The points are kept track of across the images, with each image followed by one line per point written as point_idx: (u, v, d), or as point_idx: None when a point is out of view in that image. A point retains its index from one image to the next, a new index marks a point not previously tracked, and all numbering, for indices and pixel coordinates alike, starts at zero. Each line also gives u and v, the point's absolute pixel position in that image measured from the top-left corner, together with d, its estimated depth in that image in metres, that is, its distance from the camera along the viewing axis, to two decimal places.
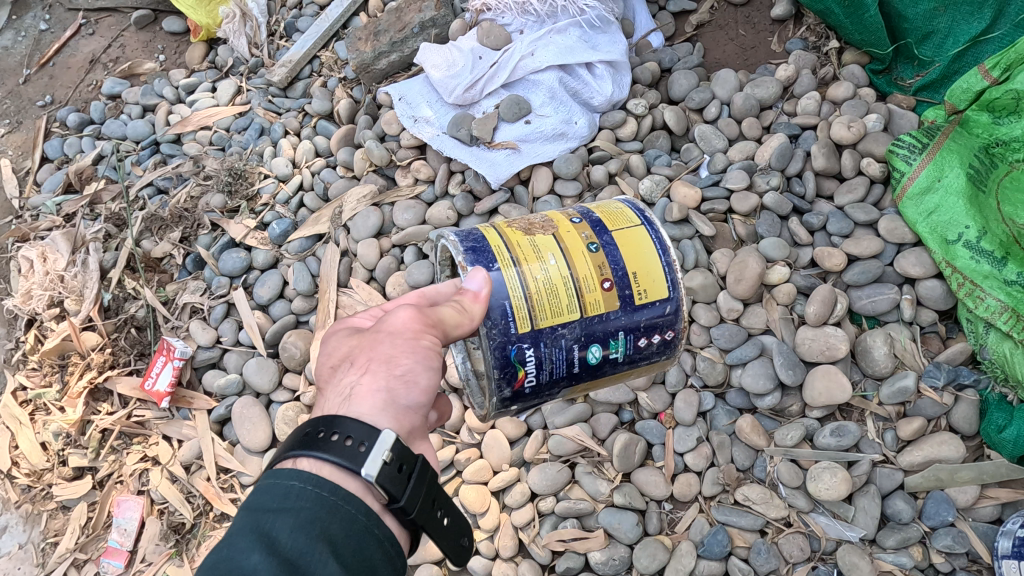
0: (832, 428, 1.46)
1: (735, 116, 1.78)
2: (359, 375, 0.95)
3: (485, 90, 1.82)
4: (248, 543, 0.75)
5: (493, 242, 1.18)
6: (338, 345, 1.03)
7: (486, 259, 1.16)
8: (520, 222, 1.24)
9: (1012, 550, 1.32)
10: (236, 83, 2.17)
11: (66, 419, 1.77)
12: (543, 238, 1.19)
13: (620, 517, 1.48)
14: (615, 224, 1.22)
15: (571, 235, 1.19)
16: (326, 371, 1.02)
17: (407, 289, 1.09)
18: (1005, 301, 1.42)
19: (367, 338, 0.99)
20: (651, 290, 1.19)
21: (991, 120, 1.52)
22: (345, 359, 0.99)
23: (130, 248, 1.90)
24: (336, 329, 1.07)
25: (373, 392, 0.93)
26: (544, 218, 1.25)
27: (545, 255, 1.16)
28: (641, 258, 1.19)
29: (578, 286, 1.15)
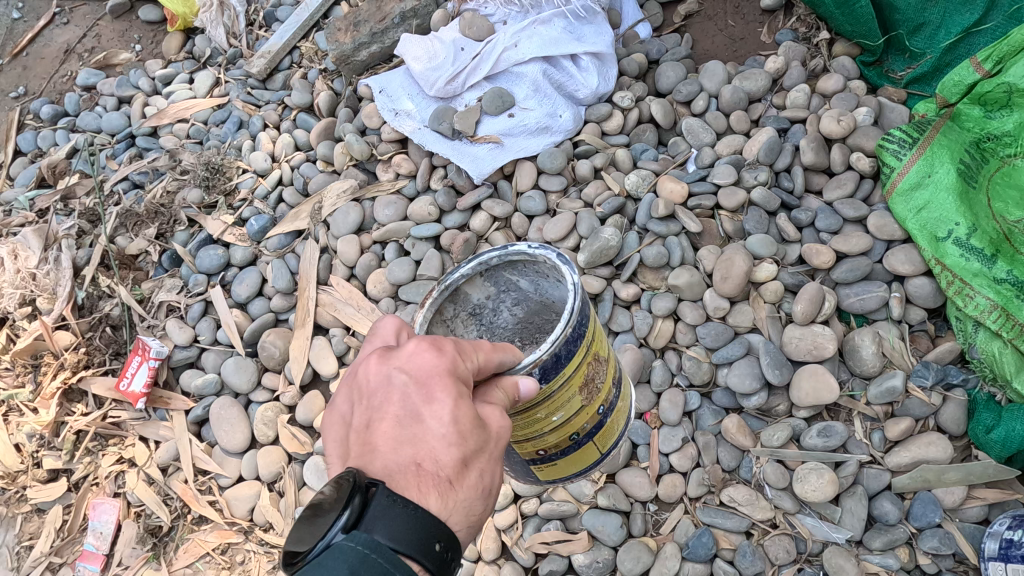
0: (818, 429, 1.44)
1: (724, 109, 1.75)
2: (482, 502, 0.81)
3: (467, 83, 1.78)
4: None
5: (569, 366, 1.01)
6: (466, 428, 0.80)
7: (552, 371, 0.98)
8: (593, 367, 1.08)
9: (998, 553, 1.29)
10: (214, 75, 2.12)
11: (39, 420, 1.73)
12: (577, 399, 1.06)
13: (604, 519, 1.45)
14: (602, 439, 1.19)
15: (581, 421, 1.11)
16: (439, 449, 0.78)
17: (485, 343, 0.89)
18: (994, 299, 1.40)
19: (487, 451, 0.82)
20: (548, 473, 1.20)
21: (983, 114, 1.48)
22: (473, 460, 0.80)
23: (104, 245, 1.86)
24: (460, 394, 0.81)
25: (472, 521, 0.81)
26: (600, 382, 1.11)
27: (561, 410, 1.05)
28: (582, 456, 1.18)
29: (540, 438, 1.08)
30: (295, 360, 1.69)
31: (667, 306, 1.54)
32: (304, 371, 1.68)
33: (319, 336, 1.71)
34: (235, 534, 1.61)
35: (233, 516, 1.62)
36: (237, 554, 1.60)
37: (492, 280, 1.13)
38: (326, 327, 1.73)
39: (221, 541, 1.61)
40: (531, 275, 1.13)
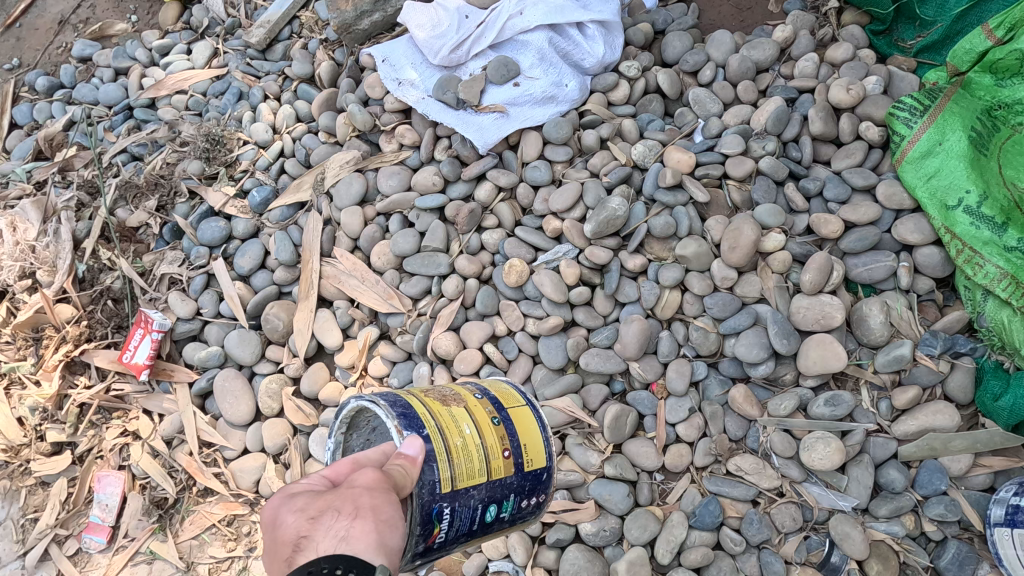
0: (826, 398, 1.44)
1: (731, 79, 1.72)
2: (349, 521, 0.81)
3: (472, 51, 1.75)
4: None
5: (418, 408, 1.12)
6: (305, 502, 0.84)
7: (415, 420, 1.09)
8: (433, 391, 1.18)
9: (1004, 519, 1.29)
10: (212, 45, 2.09)
11: (42, 393, 1.72)
12: (457, 409, 1.15)
13: (611, 488, 1.45)
14: (510, 401, 1.20)
15: (481, 408, 1.16)
16: (287, 534, 0.81)
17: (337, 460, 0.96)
18: (1005, 267, 1.39)
19: (338, 493, 0.85)
20: (535, 458, 1.18)
21: (994, 82, 1.51)
22: (322, 509, 0.82)
23: (103, 217, 1.84)
24: (290, 493, 0.87)
25: (368, 534, 0.80)
26: (451, 390, 1.21)
27: (461, 424, 1.12)
28: (528, 430, 1.18)
29: (486, 452, 1.12)
30: (300, 332, 1.69)
31: (675, 277, 1.53)
32: (308, 343, 1.68)
33: (324, 310, 1.71)
34: (241, 505, 1.62)
35: (239, 488, 1.62)
36: (243, 526, 1.60)
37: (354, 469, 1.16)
38: (331, 300, 1.73)
39: (227, 512, 1.61)
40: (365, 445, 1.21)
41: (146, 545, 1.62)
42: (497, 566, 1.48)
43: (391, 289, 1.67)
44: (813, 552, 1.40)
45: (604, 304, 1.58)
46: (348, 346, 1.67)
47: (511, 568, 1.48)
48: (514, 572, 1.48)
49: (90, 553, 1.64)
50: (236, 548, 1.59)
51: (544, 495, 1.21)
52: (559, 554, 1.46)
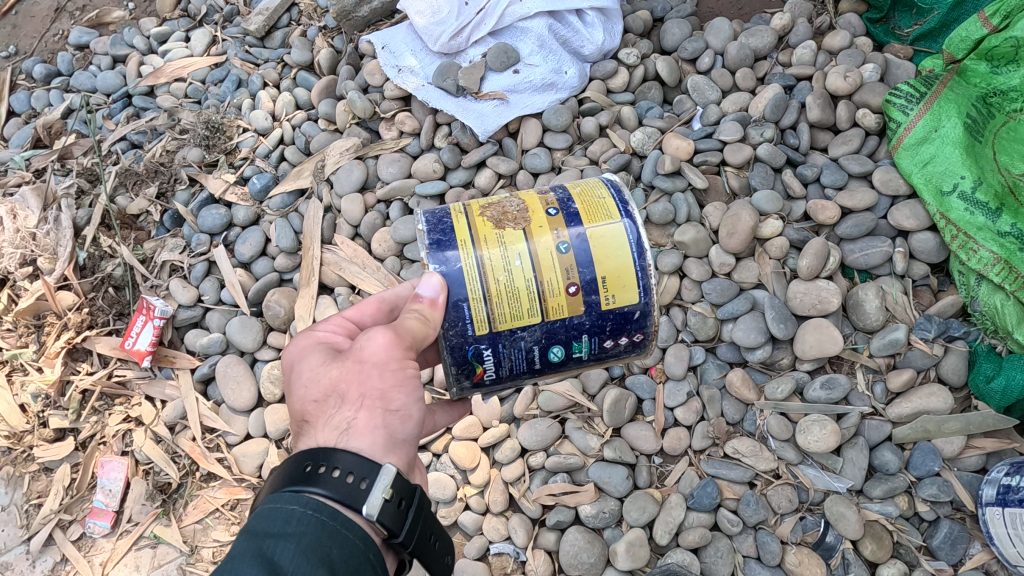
0: (822, 381, 1.46)
1: (729, 66, 1.73)
2: (355, 411, 0.90)
3: (472, 38, 1.76)
4: (249, 567, 0.72)
5: (461, 234, 1.01)
6: (315, 373, 0.95)
7: (450, 251, 1.00)
8: (492, 208, 1.05)
9: (996, 498, 1.32)
10: (210, 33, 2.09)
11: (44, 379, 1.73)
12: (512, 234, 1.01)
13: (610, 471, 1.47)
14: (592, 218, 1.03)
15: (549, 228, 1.01)
16: (302, 402, 0.94)
17: (367, 302, 1.08)
18: (998, 252, 1.42)
19: (347, 369, 0.93)
20: (618, 293, 1.02)
21: (989, 70, 1.52)
22: (329, 391, 0.92)
23: (104, 205, 1.85)
24: (305, 350, 0.99)
25: (373, 430, 0.89)
26: (519, 204, 1.05)
27: (511, 256, 0.99)
28: (608, 256, 1.01)
29: (540, 288, 1.00)
30: (301, 319, 1.69)
31: (673, 263, 1.55)
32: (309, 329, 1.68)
33: (325, 296, 1.71)
34: (243, 490, 1.63)
35: (242, 473, 1.63)
36: (246, 510, 1.61)
37: None
38: (332, 287, 1.74)
39: (230, 497, 1.62)
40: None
41: (150, 529, 1.63)
42: (498, 548, 1.50)
43: (391, 276, 1.68)
44: (808, 532, 1.42)
45: None
46: None
47: (512, 550, 1.49)
48: (515, 553, 1.49)
49: (94, 537, 1.65)
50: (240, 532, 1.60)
51: (631, 333, 1.07)
52: (559, 536, 1.47)
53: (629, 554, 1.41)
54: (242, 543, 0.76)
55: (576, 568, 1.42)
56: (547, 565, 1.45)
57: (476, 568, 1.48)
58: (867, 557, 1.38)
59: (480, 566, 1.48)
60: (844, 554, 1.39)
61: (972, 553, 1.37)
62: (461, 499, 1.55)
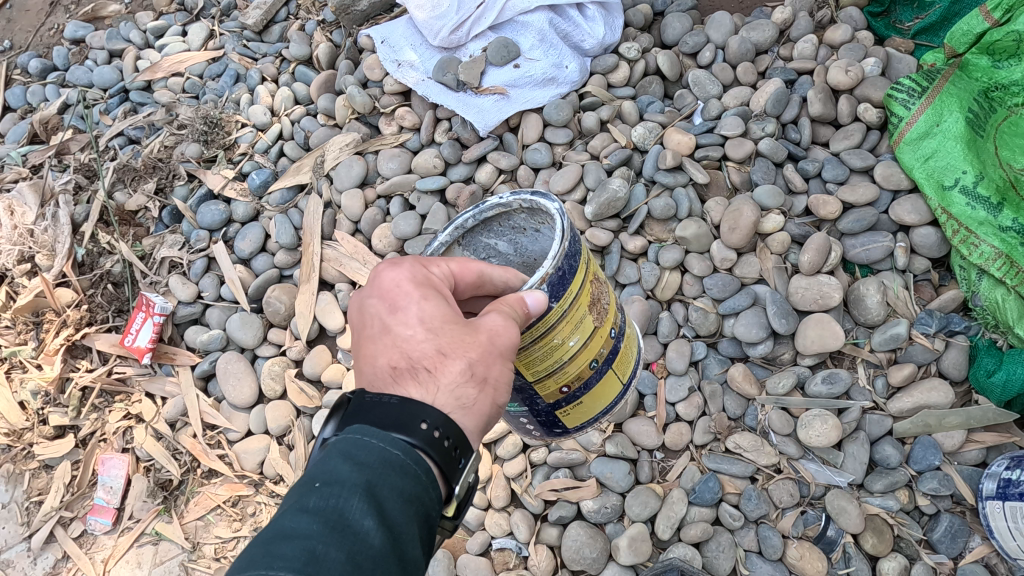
0: (823, 376, 1.46)
1: (730, 60, 1.73)
2: (476, 390, 0.83)
3: (472, 32, 1.75)
4: (361, 503, 0.69)
5: (575, 284, 1.00)
6: (439, 325, 0.84)
7: (563, 289, 0.97)
8: (597, 287, 1.07)
9: (996, 492, 1.33)
10: (207, 27, 2.07)
11: (43, 376, 1.72)
12: (590, 322, 1.04)
13: (612, 466, 1.48)
14: (619, 366, 1.16)
15: (602, 346, 1.09)
16: (415, 347, 0.83)
17: (467, 266, 0.93)
18: (999, 247, 1.42)
19: (474, 342, 0.83)
20: (571, 415, 1.15)
21: (990, 64, 1.51)
22: (456, 351, 0.83)
23: (102, 201, 1.84)
24: (427, 294, 0.86)
25: (479, 416, 0.84)
26: (607, 304, 1.10)
27: (576, 334, 1.02)
28: (598, 396, 1.14)
29: (561, 368, 1.04)
30: (302, 315, 1.69)
31: (675, 258, 1.55)
32: (310, 326, 1.68)
33: (325, 292, 1.70)
34: (245, 486, 1.63)
35: (243, 470, 1.63)
36: (248, 506, 1.61)
37: (470, 246, 1.13)
38: (332, 283, 1.73)
39: (231, 494, 1.62)
40: (510, 233, 1.13)
41: (151, 526, 1.63)
42: (501, 543, 1.50)
43: None
44: (809, 527, 1.42)
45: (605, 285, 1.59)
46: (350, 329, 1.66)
47: (514, 545, 1.49)
48: (518, 549, 1.49)
49: (96, 534, 1.65)
50: (242, 528, 1.60)
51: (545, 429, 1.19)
52: (561, 531, 1.48)
53: (631, 549, 1.41)
54: (346, 469, 0.72)
55: (577, 563, 1.43)
56: (550, 561, 1.45)
57: (479, 563, 1.48)
58: (868, 550, 1.39)
59: (483, 561, 1.48)
60: (845, 548, 1.40)
61: (971, 546, 1.38)
62: None
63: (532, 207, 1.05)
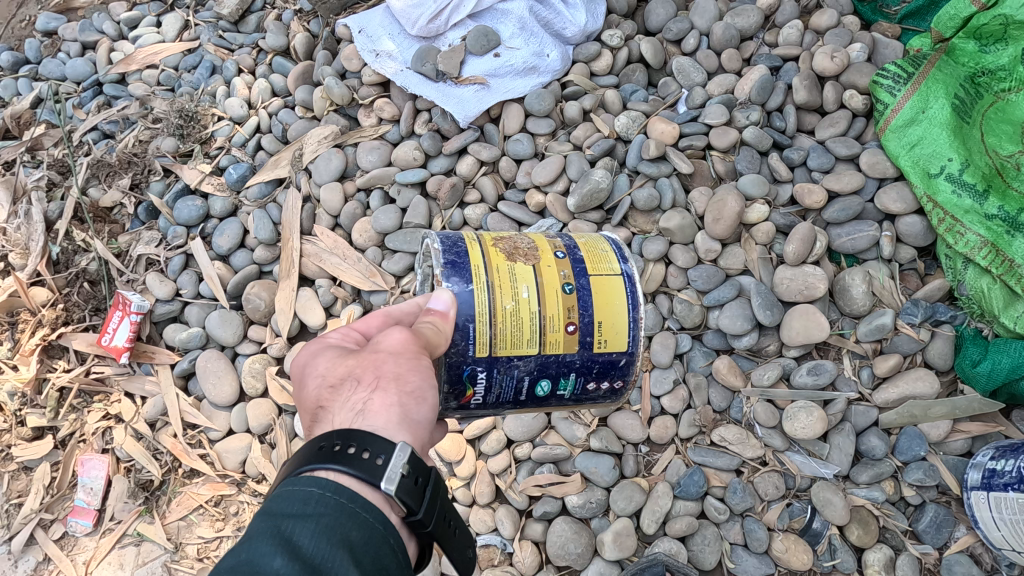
0: (809, 367, 1.45)
1: (715, 47, 1.69)
2: (370, 392, 0.84)
3: (451, 21, 1.71)
4: (268, 545, 0.67)
5: (474, 260, 1.04)
6: (329, 366, 0.90)
7: (462, 271, 1.02)
8: (506, 241, 1.08)
9: (981, 482, 1.32)
10: (183, 17, 2.02)
11: (19, 377, 1.68)
12: (523, 266, 1.04)
13: (597, 461, 1.45)
14: (596, 266, 1.07)
15: (559, 268, 1.05)
16: (315, 396, 0.89)
17: (372, 313, 1.01)
18: (985, 236, 1.41)
19: (359, 360, 0.88)
20: (613, 339, 1.05)
21: (978, 48, 1.50)
22: (343, 377, 0.88)
23: (76, 198, 1.80)
24: (315, 351, 0.93)
25: (388, 408, 0.82)
26: (530, 242, 1.09)
27: (520, 285, 1.02)
28: (608, 304, 1.05)
29: (542, 321, 1.02)
30: (282, 312, 1.66)
31: (659, 250, 1.52)
32: (291, 322, 1.65)
33: (305, 288, 1.68)
34: (227, 485, 1.61)
35: (225, 469, 1.61)
36: (231, 506, 1.59)
37: None
38: (312, 279, 1.70)
39: (214, 493, 1.60)
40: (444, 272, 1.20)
41: (133, 527, 1.61)
42: (485, 539, 1.48)
43: (373, 267, 1.64)
44: (795, 519, 1.41)
45: None
46: (332, 325, 1.65)
47: (499, 542, 1.47)
48: (502, 545, 1.47)
49: (77, 536, 1.63)
50: (225, 527, 1.58)
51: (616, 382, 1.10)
52: (546, 527, 1.46)
53: (616, 544, 1.40)
54: (258, 524, 0.71)
55: (562, 558, 1.42)
56: (535, 557, 1.44)
57: None
58: (853, 541, 1.39)
59: None
60: (830, 539, 1.40)
61: (957, 536, 1.38)
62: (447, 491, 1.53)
63: None
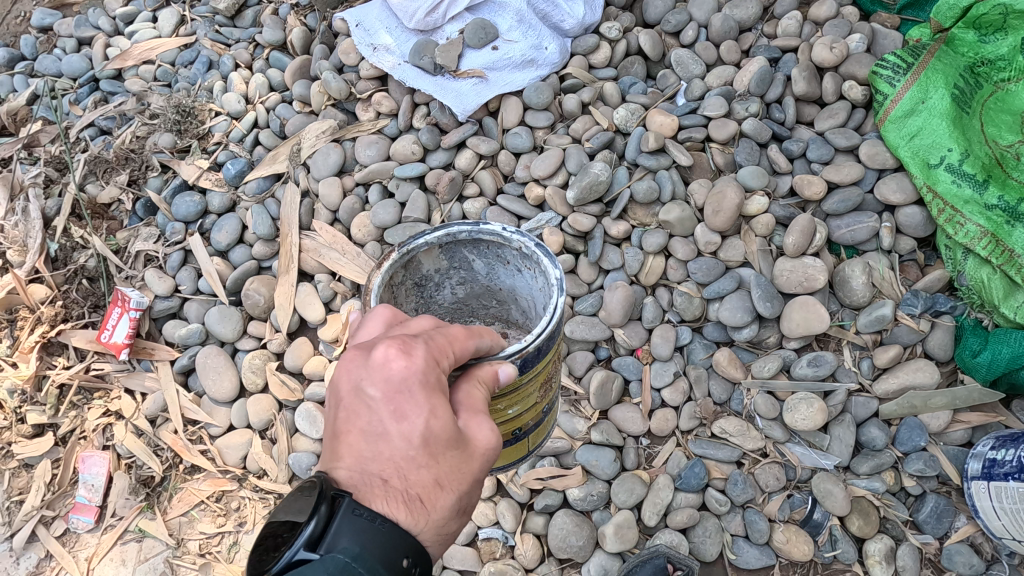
0: (809, 359, 1.45)
1: (713, 39, 1.69)
2: (454, 520, 0.83)
3: (448, 14, 1.70)
4: None
5: (540, 363, 0.99)
6: (440, 449, 0.78)
7: (532, 365, 0.96)
8: (551, 369, 1.07)
9: (981, 472, 1.32)
10: (179, 12, 2.01)
11: (19, 374, 1.68)
12: (531, 397, 1.04)
13: (597, 454, 1.46)
14: (539, 437, 1.18)
15: (530, 415, 1.09)
16: (413, 472, 0.78)
17: (471, 342, 0.85)
18: (985, 226, 1.41)
19: (467, 467, 0.81)
20: None
21: (977, 38, 1.49)
22: (449, 484, 0.80)
23: (74, 194, 1.80)
24: (437, 408, 0.78)
25: (447, 538, 0.84)
26: (551, 374, 1.10)
27: (514, 405, 1.01)
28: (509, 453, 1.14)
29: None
30: (282, 307, 1.66)
31: (658, 242, 1.52)
32: (291, 319, 1.66)
33: (304, 283, 1.68)
34: (228, 481, 1.61)
35: (227, 464, 1.61)
36: (232, 501, 1.59)
37: (448, 254, 1.10)
38: (312, 274, 1.70)
39: (215, 489, 1.60)
40: (491, 257, 1.11)
41: (134, 523, 1.60)
42: (487, 533, 1.48)
43: (372, 261, 1.64)
44: (796, 510, 1.42)
45: (588, 272, 1.56)
46: (331, 320, 1.64)
47: (501, 535, 1.47)
48: (504, 538, 1.47)
49: (78, 532, 1.62)
50: (226, 523, 1.58)
51: None
52: (548, 520, 1.47)
53: (617, 537, 1.40)
54: None
55: (564, 551, 1.42)
56: (537, 550, 1.44)
57: (465, 554, 1.45)
58: (854, 532, 1.39)
59: (469, 552, 1.46)
60: (831, 530, 1.40)
61: (957, 526, 1.38)
62: None
63: (528, 254, 1.04)
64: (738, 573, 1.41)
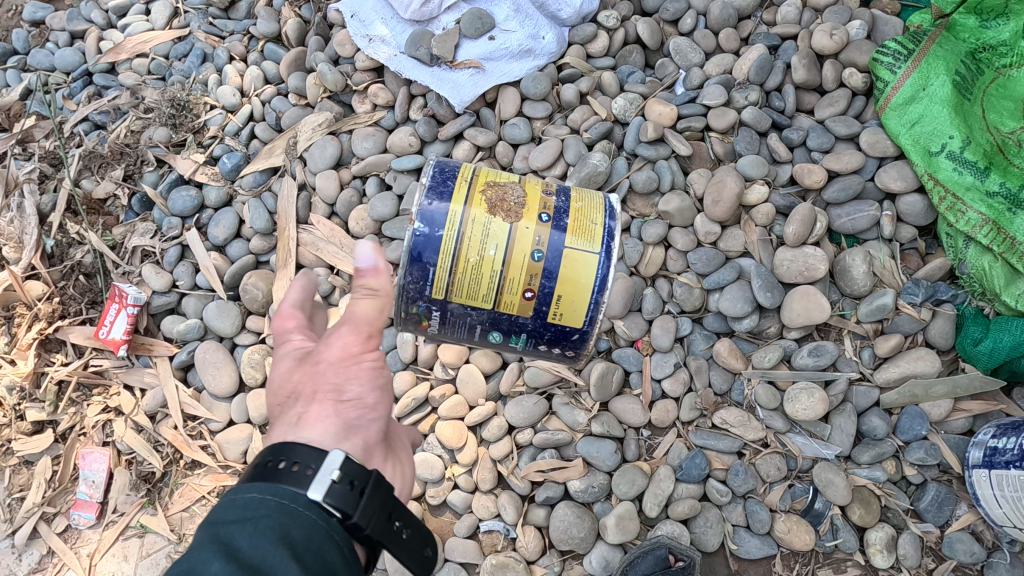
0: (810, 349, 1.44)
1: (712, 27, 1.67)
2: (310, 409, 0.87)
3: (444, 4, 1.68)
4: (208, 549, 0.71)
5: (457, 199, 1.10)
6: (271, 384, 0.92)
7: (444, 211, 1.09)
8: (496, 191, 1.12)
9: (982, 460, 1.32)
10: (172, 4, 1.99)
11: (18, 372, 1.68)
12: (500, 224, 1.09)
13: (599, 446, 1.45)
14: (575, 234, 1.11)
15: (531, 235, 1.09)
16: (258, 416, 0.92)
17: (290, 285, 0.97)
18: (986, 213, 1.41)
19: (301, 371, 0.90)
20: (567, 315, 1.12)
21: (978, 24, 1.50)
22: (286, 393, 0.90)
23: (68, 189, 1.79)
24: (266, 367, 0.94)
25: (326, 419, 0.86)
26: (521, 197, 1.12)
27: (488, 244, 1.08)
28: (571, 272, 1.10)
29: (501, 282, 1.09)
30: (281, 302, 1.67)
31: (659, 233, 1.50)
32: None
33: (303, 277, 1.68)
34: (229, 476, 1.61)
35: (227, 460, 1.61)
36: None
37: None
38: (310, 267, 1.69)
39: (216, 484, 1.61)
40: None
41: (136, 519, 1.61)
42: (488, 525, 1.48)
43: None
44: (797, 500, 1.42)
45: None
46: (329, 315, 1.65)
47: (502, 527, 1.48)
48: (506, 531, 1.48)
49: (80, 529, 1.63)
50: None
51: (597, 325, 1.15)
52: (549, 512, 1.47)
53: (619, 528, 1.40)
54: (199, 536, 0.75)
55: (565, 543, 1.42)
56: (538, 542, 1.45)
57: (467, 546, 1.46)
58: (855, 521, 1.39)
59: (471, 544, 1.47)
60: (832, 520, 1.40)
61: (958, 514, 1.38)
62: (449, 478, 1.52)
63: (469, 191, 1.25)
64: (739, 562, 1.43)
